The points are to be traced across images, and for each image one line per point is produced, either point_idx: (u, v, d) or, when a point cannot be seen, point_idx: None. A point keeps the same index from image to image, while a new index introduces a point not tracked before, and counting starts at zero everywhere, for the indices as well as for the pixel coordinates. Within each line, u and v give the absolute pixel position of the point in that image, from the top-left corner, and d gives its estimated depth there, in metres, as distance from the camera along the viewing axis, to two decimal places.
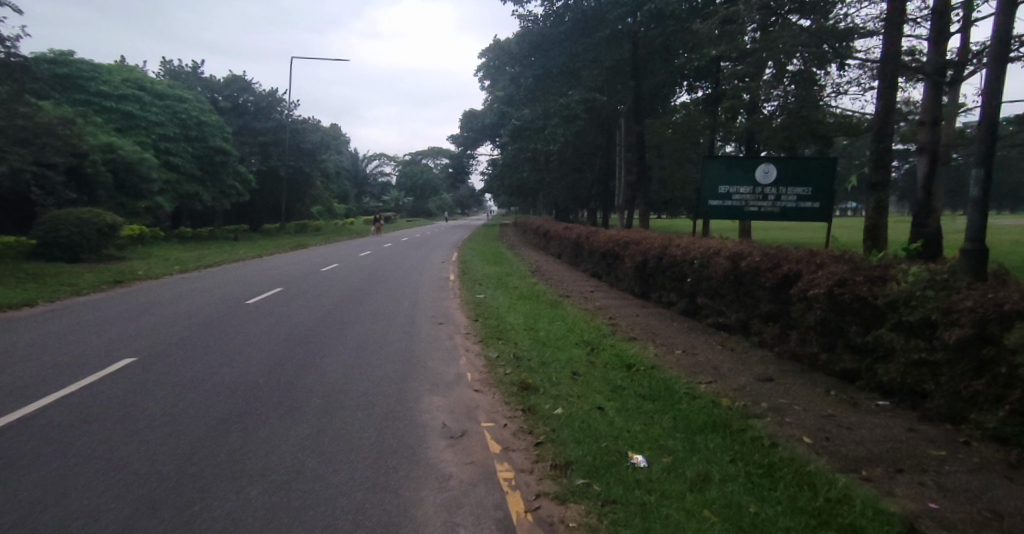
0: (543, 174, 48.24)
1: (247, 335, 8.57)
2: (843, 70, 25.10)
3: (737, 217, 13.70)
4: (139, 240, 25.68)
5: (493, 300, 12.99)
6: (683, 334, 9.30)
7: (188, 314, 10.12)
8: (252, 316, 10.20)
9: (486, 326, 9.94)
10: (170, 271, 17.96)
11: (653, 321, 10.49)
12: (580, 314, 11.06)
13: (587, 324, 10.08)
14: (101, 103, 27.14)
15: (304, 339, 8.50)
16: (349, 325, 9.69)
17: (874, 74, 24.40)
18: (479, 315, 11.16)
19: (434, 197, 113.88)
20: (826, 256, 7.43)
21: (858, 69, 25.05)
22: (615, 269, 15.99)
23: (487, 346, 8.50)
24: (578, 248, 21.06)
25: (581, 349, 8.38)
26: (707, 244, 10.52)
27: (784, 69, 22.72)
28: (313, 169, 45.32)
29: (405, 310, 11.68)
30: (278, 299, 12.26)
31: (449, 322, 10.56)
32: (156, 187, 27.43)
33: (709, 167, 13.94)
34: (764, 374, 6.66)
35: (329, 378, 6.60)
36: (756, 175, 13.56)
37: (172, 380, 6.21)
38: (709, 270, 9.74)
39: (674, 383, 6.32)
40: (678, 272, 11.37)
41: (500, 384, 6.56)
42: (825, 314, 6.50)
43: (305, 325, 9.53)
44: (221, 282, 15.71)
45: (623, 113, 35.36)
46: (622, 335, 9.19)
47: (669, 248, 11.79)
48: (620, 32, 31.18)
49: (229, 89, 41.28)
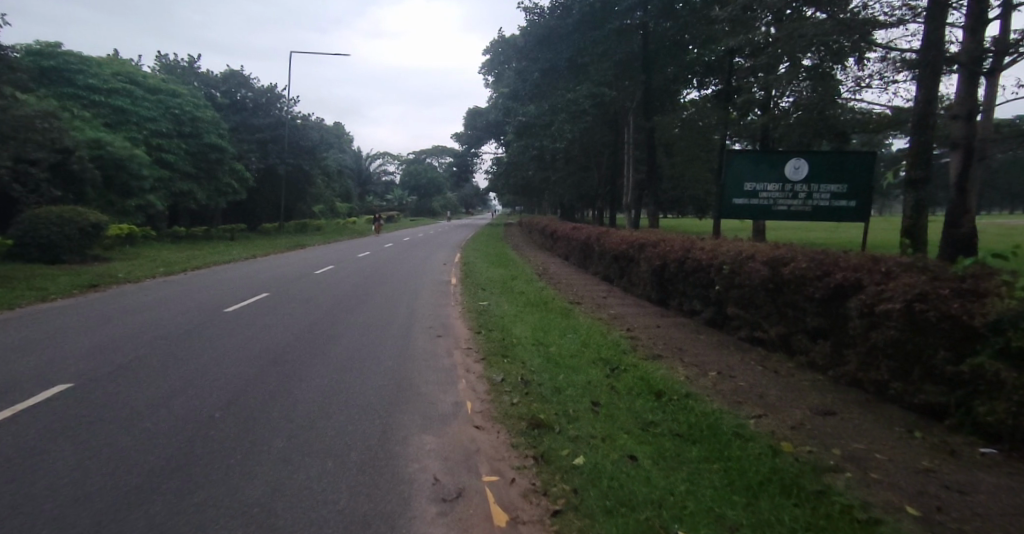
0: (549, 172, 47.18)
1: (216, 353, 7.50)
2: (865, 64, 23.96)
3: (764, 217, 12.54)
4: (128, 240, 24.72)
5: (498, 307, 11.88)
6: (713, 350, 8.16)
7: (157, 325, 9.06)
8: (226, 328, 9.10)
9: (489, 341, 8.83)
10: (154, 273, 16.96)
11: (677, 333, 9.34)
12: (593, 325, 9.94)
13: (603, 337, 8.93)
14: (90, 97, 26.20)
15: (280, 358, 7.42)
16: (336, 340, 8.61)
17: (897, 67, 23.21)
18: (482, 326, 10.03)
19: (438, 197, 112.99)
20: (891, 263, 6.27)
21: (880, 62, 23.89)
22: (628, 272, 14.89)
23: (490, 366, 7.37)
24: (587, 249, 19.89)
25: (598, 369, 7.26)
26: (736, 247, 9.39)
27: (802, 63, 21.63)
28: (314, 167, 44.36)
29: (400, 320, 10.58)
30: (261, 307, 11.17)
31: (448, 335, 9.45)
32: (147, 184, 26.53)
33: (733, 162, 12.75)
34: (825, 406, 5.49)
35: (302, 411, 5.51)
36: (785, 171, 12.40)
37: (107, 415, 5.11)
38: (742, 278, 8.59)
39: (717, 420, 5.19)
40: (702, 278, 10.24)
41: (505, 419, 5.42)
42: (899, 334, 5.33)
43: (285, 340, 8.45)
44: (204, 285, 14.63)
45: (631, 109, 34.28)
46: (644, 352, 8.06)
47: (692, 251, 10.65)
48: (628, 25, 30.09)
49: (228, 84, 40.20)
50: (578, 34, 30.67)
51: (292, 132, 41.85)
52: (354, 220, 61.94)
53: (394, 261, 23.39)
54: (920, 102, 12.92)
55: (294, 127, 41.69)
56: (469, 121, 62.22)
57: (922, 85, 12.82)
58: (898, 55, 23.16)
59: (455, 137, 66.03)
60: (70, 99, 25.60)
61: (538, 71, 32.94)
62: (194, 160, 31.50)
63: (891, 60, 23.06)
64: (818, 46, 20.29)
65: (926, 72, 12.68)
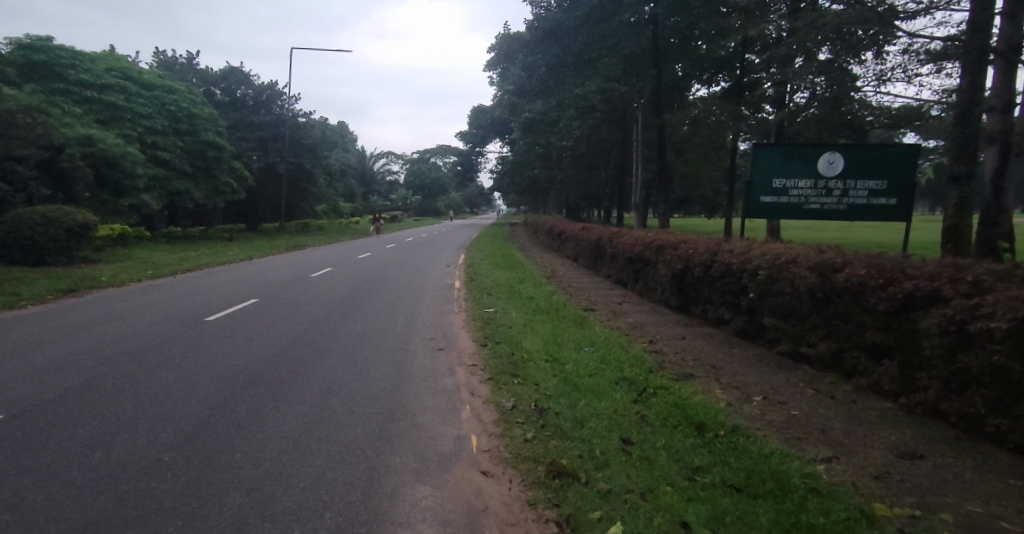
0: (554, 171, 46.17)
1: (185, 373, 6.55)
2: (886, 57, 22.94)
3: (795, 217, 11.54)
4: (119, 241, 23.93)
5: (505, 316, 10.88)
6: (751, 367, 7.13)
7: (127, 338, 8.12)
8: (201, 342, 8.14)
9: (496, 356, 7.86)
10: (141, 276, 16.06)
11: (706, 347, 8.33)
12: (612, 338, 8.94)
13: (624, 353, 7.94)
14: (82, 93, 25.34)
15: (257, 379, 6.50)
16: (324, 356, 7.68)
17: (922, 60, 22.15)
18: (487, 338, 9.05)
19: (443, 196, 112.07)
20: (979, 272, 5.21)
21: (903, 54, 22.86)
22: (645, 276, 13.92)
23: (498, 390, 6.37)
24: (598, 250, 18.93)
25: (623, 393, 6.25)
26: (771, 252, 8.37)
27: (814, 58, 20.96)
28: (315, 166, 43.57)
29: (397, 331, 9.63)
30: (246, 317, 10.24)
31: (450, 350, 8.48)
32: (141, 183, 25.72)
33: (760, 157, 11.71)
34: (909, 446, 4.44)
35: (271, 452, 4.53)
36: (818, 166, 11.38)
37: (31, 461, 4.14)
38: (781, 284, 7.57)
39: (779, 464, 4.18)
40: (732, 285, 9.24)
41: (517, 462, 4.45)
42: (1003, 360, 4.25)
43: (266, 356, 7.53)
44: (190, 290, 13.75)
45: (640, 106, 33.26)
46: (672, 370, 7.06)
47: (720, 254, 9.64)
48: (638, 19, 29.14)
49: (227, 81, 39.36)
50: (586, 27, 29.64)
51: (292, 131, 41.07)
52: (357, 220, 61.31)
53: (395, 263, 22.45)
54: (963, 90, 11.87)
55: (295, 124, 40.82)
56: (473, 119, 61.28)
57: (967, 73, 11.74)
58: (922, 47, 22.11)
59: (459, 135, 65.17)
60: (61, 95, 24.75)
61: (544, 66, 31.93)
62: (191, 158, 30.66)
63: (914, 52, 22.02)
64: (831, 41, 19.65)
65: (972, 57, 11.60)
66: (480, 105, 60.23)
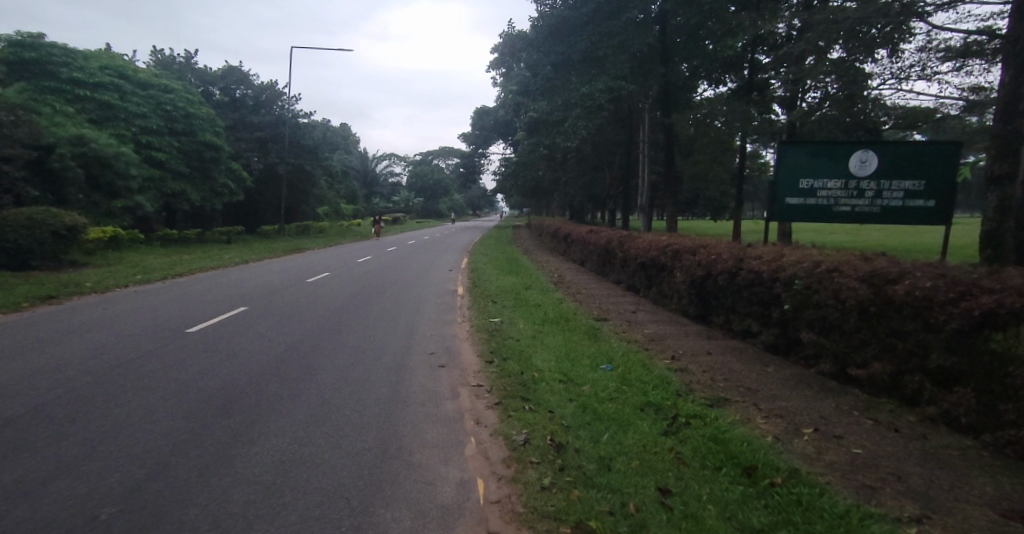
0: (559, 173, 45.41)
1: (152, 399, 5.75)
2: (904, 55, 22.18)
3: (824, 220, 10.79)
4: (112, 244, 23.19)
5: (513, 327, 10.08)
6: (792, 389, 6.29)
7: (95, 355, 7.33)
8: (177, 359, 7.36)
9: (504, 377, 7.03)
10: (128, 282, 15.34)
11: (735, 364, 7.51)
12: (631, 354, 8.12)
13: (646, 372, 7.13)
14: (75, 92, 24.72)
15: (233, 407, 5.70)
16: (313, 377, 6.88)
17: (941, 58, 21.37)
18: (494, 354, 8.25)
19: (445, 198, 111.35)
20: None
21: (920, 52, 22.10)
22: (660, 282, 13.11)
23: (507, 420, 5.55)
24: (607, 255, 18.11)
25: (651, 423, 5.42)
26: (808, 259, 7.53)
27: (825, 56, 20.38)
28: (315, 167, 42.86)
29: (394, 344, 8.86)
30: (232, 328, 9.45)
31: (451, 368, 7.64)
32: (135, 184, 25.05)
33: (786, 155, 10.94)
34: (1014, 504, 3.59)
35: (235, 506, 3.71)
36: (849, 165, 10.53)
37: None
38: (822, 296, 6.73)
39: (859, 526, 3.34)
40: (762, 295, 8.40)
41: (533, 521, 3.63)
42: None
43: (247, 378, 6.74)
44: (178, 297, 13.01)
45: (647, 106, 32.47)
46: (703, 394, 6.24)
47: (747, 261, 8.80)
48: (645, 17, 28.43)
49: (226, 81, 38.86)
50: (592, 25, 28.91)
51: (292, 131, 40.36)
52: (359, 222, 60.56)
53: (396, 267, 21.68)
54: (1005, 85, 11.08)
55: (295, 125, 40.16)
56: (475, 121, 60.59)
57: (1008, 67, 10.95)
58: (941, 44, 21.34)
59: (462, 137, 64.44)
60: (52, 94, 24.11)
61: (549, 65, 31.14)
62: (187, 159, 29.96)
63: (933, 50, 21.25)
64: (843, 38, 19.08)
65: (1015, 50, 10.81)
66: (482, 106, 59.54)
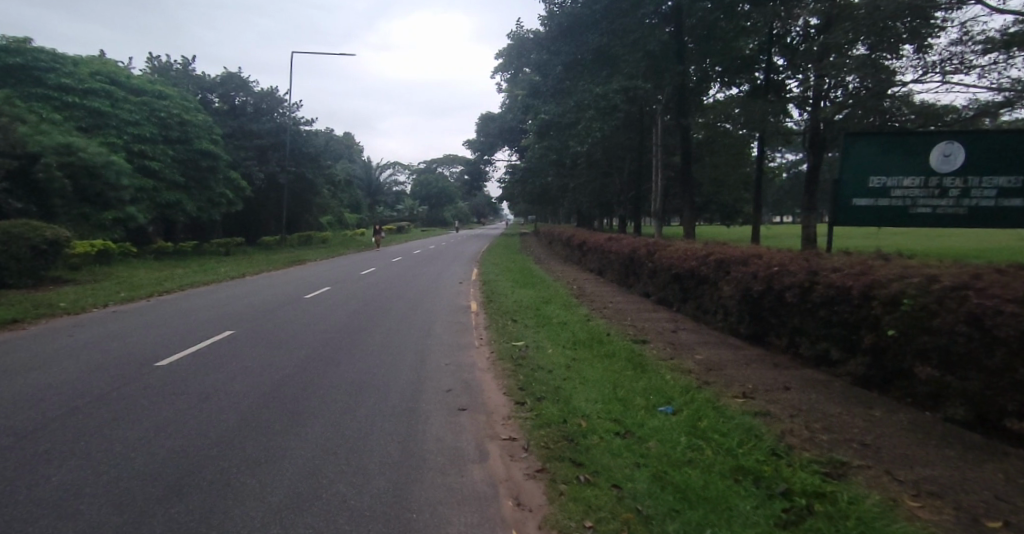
0: (567, 179, 44.14)
1: (81, 476, 4.32)
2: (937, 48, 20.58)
3: (898, 224, 9.41)
4: (101, 258, 21.86)
5: (541, 355, 8.59)
6: (925, 444, 4.74)
7: (32, 405, 5.91)
8: (134, 408, 5.95)
9: (542, 428, 5.56)
10: (109, 301, 13.99)
11: (828, 405, 5.99)
12: (693, 392, 6.61)
13: (721, 419, 5.64)
14: (64, 99, 23.61)
15: (189, 484, 4.27)
16: (302, 431, 5.47)
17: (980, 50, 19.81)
18: (525, 393, 6.78)
19: (450, 206, 110.37)
20: None
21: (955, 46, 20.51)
22: (702, 295, 11.65)
23: (556, 503, 4.05)
24: (632, 265, 16.66)
25: (758, 505, 3.87)
26: (914, 274, 6.06)
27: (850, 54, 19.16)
28: (317, 176, 41.51)
29: (403, 379, 7.43)
30: (210, 360, 8.04)
31: (474, 413, 6.21)
32: (128, 194, 23.86)
33: (852, 150, 9.45)
34: None
35: None
36: (929, 159, 9.13)
37: None
38: (949, 321, 5.19)
39: None
40: (847, 316, 6.92)
41: None
42: None
43: (216, 434, 5.32)
44: (160, 319, 11.64)
45: (661, 107, 31.16)
46: (808, 453, 4.72)
47: (826, 275, 7.33)
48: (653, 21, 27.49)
49: (224, 88, 37.67)
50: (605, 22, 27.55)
51: (293, 138, 39.03)
52: (361, 232, 59.39)
53: (403, 280, 20.32)
54: None
55: (296, 132, 39.04)
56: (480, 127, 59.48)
57: None
58: (979, 34, 19.78)
59: (467, 144, 63.08)
60: (40, 101, 23.01)
61: (560, 66, 29.55)
62: (183, 168, 28.74)
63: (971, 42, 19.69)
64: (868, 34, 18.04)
65: None
66: (487, 111, 58.47)
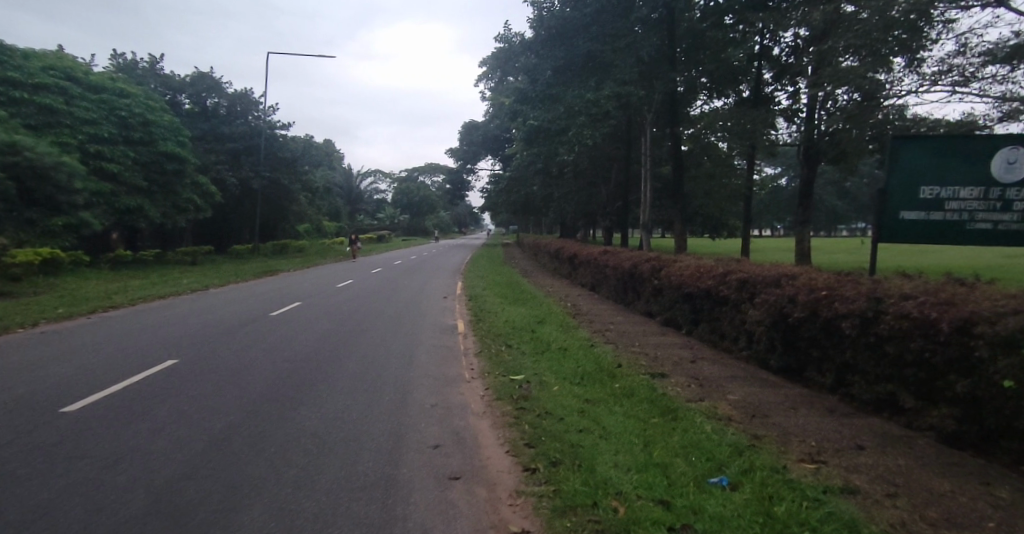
0: (553, 189, 42.88)
1: None
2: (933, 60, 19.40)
3: (953, 239, 8.77)
4: (47, 267, 19.86)
5: (547, 395, 7.13)
6: None
7: None
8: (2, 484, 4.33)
9: (565, 515, 4.09)
10: (39, 318, 12.13)
11: (929, 479, 4.60)
12: (746, 453, 5.22)
13: (801, 499, 4.23)
14: (10, 94, 21.74)
15: None
16: (232, 522, 3.93)
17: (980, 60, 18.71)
18: (535, 453, 5.32)
19: (432, 215, 108.65)
20: None
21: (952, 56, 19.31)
22: (720, 318, 10.30)
23: None
24: (631, 281, 15.35)
25: None
26: None
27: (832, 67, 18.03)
28: (293, 182, 39.64)
29: (378, 430, 5.94)
30: (137, 403, 6.45)
31: (470, 485, 4.74)
32: (81, 199, 21.91)
33: (900, 158, 8.81)
34: None
35: None
36: (992, 167, 8.48)
37: None
38: None
39: None
40: (928, 356, 5.60)
41: None
42: None
43: (105, 527, 3.73)
44: (94, 341, 9.97)
45: (652, 115, 30.10)
46: None
47: (900, 304, 6.02)
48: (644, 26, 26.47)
49: (194, 88, 35.82)
50: (596, 26, 26.45)
51: (267, 142, 37.21)
52: (338, 241, 57.30)
53: (382, 294, 18.69)
54: None
55: (269, 135, 37.21)
56: (463, 135, 58.03)
57: None
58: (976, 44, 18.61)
59: (449, 152, 61.63)
60: None
61: (549, 70, 27.97)
62: (145, 171, 26.74)
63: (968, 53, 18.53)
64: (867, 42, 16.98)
65: None
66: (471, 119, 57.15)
